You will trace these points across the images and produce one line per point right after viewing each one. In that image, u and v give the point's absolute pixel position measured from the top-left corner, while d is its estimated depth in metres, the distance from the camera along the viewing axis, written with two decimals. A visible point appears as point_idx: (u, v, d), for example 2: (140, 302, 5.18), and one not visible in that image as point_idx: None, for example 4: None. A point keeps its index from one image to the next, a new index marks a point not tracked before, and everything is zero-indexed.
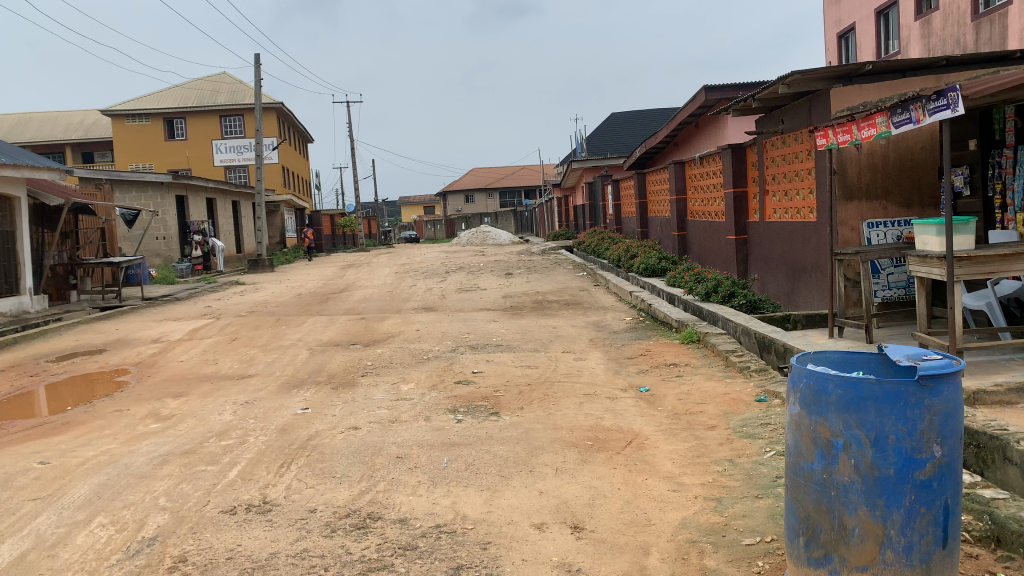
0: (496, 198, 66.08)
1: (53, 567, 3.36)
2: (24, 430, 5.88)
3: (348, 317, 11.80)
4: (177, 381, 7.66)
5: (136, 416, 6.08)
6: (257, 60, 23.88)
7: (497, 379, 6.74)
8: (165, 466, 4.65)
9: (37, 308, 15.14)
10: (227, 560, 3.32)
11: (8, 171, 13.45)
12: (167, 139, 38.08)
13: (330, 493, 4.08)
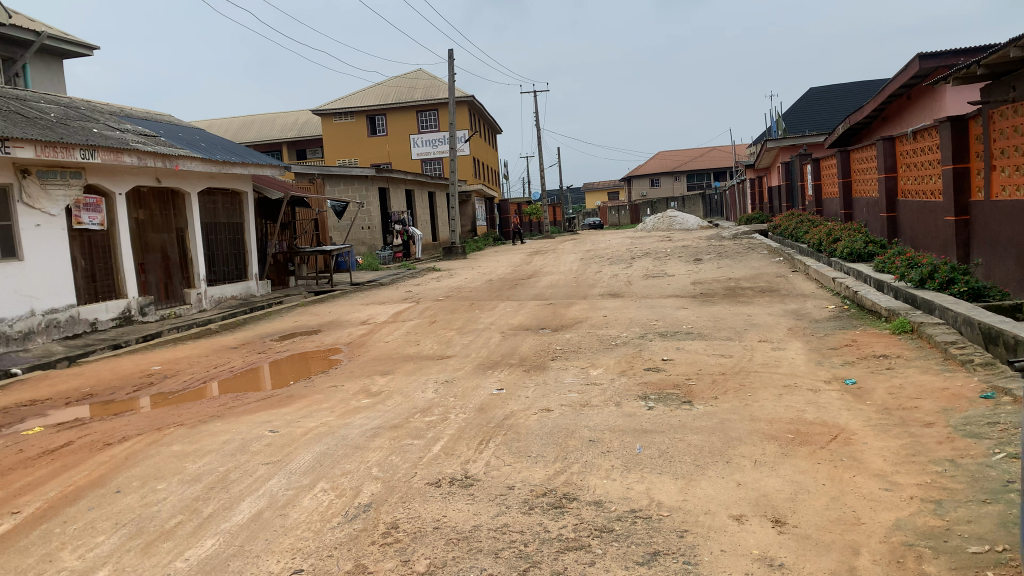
0: (683, 182, 64.59)
1: (285, 525, 3.75)
2: (256, 401, 6.58)
3: (537, 302, 12.08)
4: (384, 360, 8.23)
5: (350, 391, 6.61)
6: (451, 56, 25.02)
7: (689, 366, 6.63)
8: (377, 438, 5.02)
9: (262, 292, 16.78)
10: (434, 530, 3.53)
11: (237, 168, 15.02)
12: (370, 135, 40.69)
13: (527, 471, 4.22)
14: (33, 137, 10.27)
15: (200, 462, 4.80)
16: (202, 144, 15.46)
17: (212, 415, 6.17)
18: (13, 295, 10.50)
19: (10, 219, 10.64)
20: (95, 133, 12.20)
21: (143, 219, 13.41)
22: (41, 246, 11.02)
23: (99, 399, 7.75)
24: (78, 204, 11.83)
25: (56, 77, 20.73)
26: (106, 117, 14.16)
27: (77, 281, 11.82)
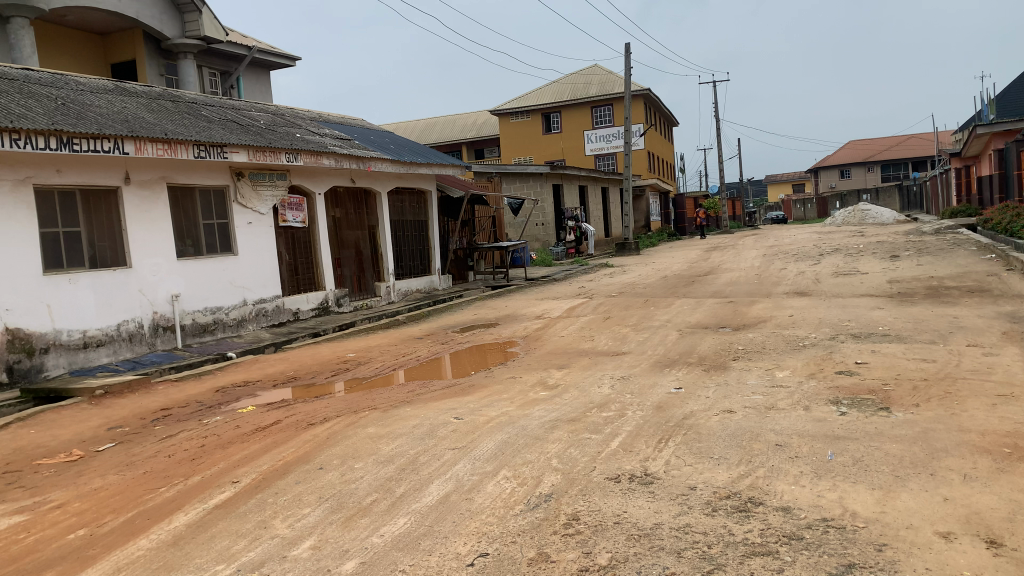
0: (877, 173, 60.25)
1: (471, 509, 3.91)
2: (441, 389, 6.89)
3: (716, 299, 11.77)
4: (561, 354, 8.34)
5: (529, 383, 6.77)
6: (627, 50, 24.84)
7: (885, 371, 6.20)
8: (556, 430, 5.10)
9: (444, 286, 17.53)
10: (615, 524, 3.54)
11: (422, 168, 15.83)
12: (545, 133, 41.25)
13: (709, 472, 4.13)
14: (248, 142, 11.32)
15: (392, 444, 5.11)
16: (391, 145, 16.38)
17: (401, 400, 6.54)
18: (230, 287, 11.65)
19: (227, 218, 11.81)
20: (299, 137, 13.25)
21: (339, 217, 14.42)
22: (252, 243, 12.15)
23: (301, 381, 8.45)
24: (284, 203, 12.93)
25: (265, 88, 22.73)
26: (308, 123, 15.34)
27: (283, 274, 12.91)
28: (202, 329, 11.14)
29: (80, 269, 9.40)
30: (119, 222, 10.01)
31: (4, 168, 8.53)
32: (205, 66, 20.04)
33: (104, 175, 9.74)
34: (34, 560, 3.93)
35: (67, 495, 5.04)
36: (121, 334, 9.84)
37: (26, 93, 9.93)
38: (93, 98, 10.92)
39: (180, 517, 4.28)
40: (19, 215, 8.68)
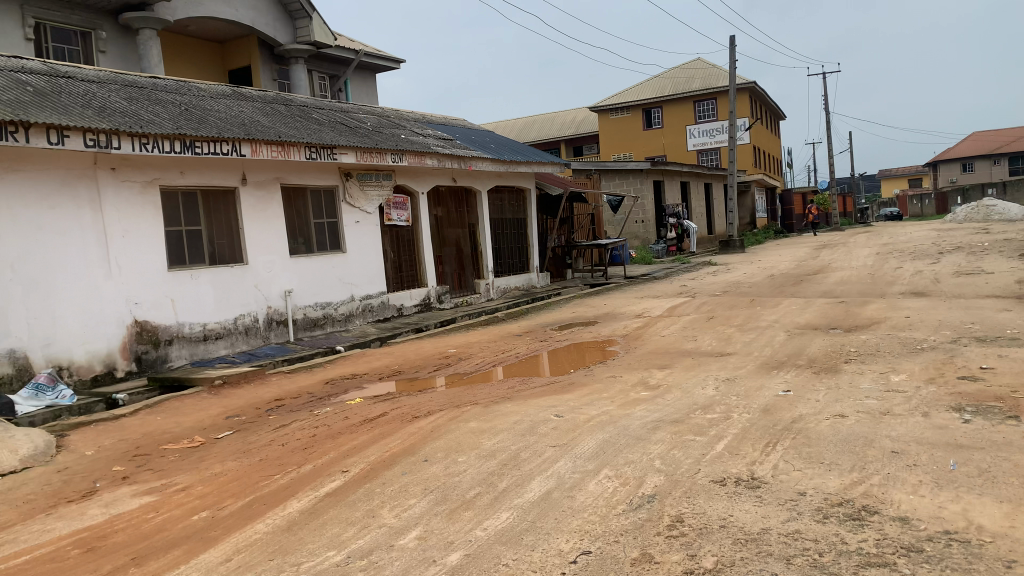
0: (1005, 166, 56.47)
1: (573, 506, 3.92)
2: (541, 387, 6.93)
3: (826, 300, 11.33)
4: (663, 354, 8.23)
5: (629, 383, 6.71)
6: (732, 42, 24.20)
7: (1014, 377, 5.82)
8: (658, 431, 5.04)
9: (543, 284, 17.60)
10: (721, 528, 3.47)
11: (522, 166, 15.96)
12: (646, 129, 40.71)
13: (819, 478, 3.99)
14: (355, 143, 11.68)
15: (494, 439, 5.18)
16: (492, 144, 16.56)
17: (503, 396, 6.62)
18: (338, 283, 12.07)
19: (335, 217, 12.24)
20: (403, 138, 13.58)
21: (441, 215, 14.70)
22: (359, 241, 12.55)
23: (405, 375, 8.68)
24: (389, 203, 13.29)
25: (371, 90, 23.39)
26: (412, 123, 15.70)
27: (387, 272, 13.28)
28: (313, 323, 11.59)
29: (201, 266, 9.95)
30: (237, 221, 10.53)
31: (134, 170, 9.13)
32: (315, 70, 20.82)
33: (224, 176, 10.27)
34: (162, 539, 4.21)
35: (191, 479, 5.35)
36: (238, 327, 10.35)
37: (153, 100, 10.58)
38: (213, 104, 11.53)
39: (294, 503, 4.48)
40: (147, 214, 9.27)
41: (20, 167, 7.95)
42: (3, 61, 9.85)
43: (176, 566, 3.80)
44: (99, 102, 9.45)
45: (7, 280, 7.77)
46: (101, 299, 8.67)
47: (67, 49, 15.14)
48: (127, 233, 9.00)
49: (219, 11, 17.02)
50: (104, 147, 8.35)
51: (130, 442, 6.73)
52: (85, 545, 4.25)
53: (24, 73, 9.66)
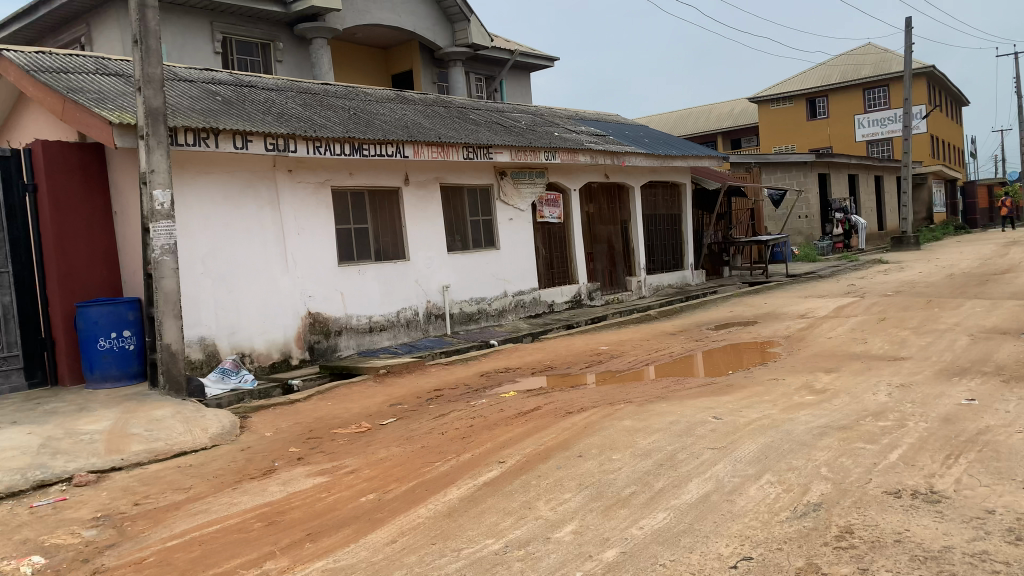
0: None
1: (733, 510, 3.81)
2: (698, 387, 6.78)
3: (1017, 302, 10.34)
4: (829, 357, 7.82)
5: (793, 386, 6.43)
6: (909, 24, 22.58)
7: None
8: (825, 438, 4.80)
9: (697, 282, 17.21)
10: (896, 543, 3.26)
11: (677, 161, 15.66)
12: (810, 119, 38.74)
13: (1011, 496, 3.66)
14: (511, 142, 11.91)
15: (650, 439, 5.13)
16: (646, 140, 16.35)
17: (658, 396, 6.53)
18: (493, 279, 12.35)
19: (491, 215, 12.54)
20: (557, 136, 13.68)
21: (594, 212, 14.70)
22: (513, 237, 12.79)
23: (558, 371, 8.76)
24: (542, 200, 13.44)
25: (525, 88, 23.71)
26: (566, 121, 15.78)
27: (540, 268, 13.44)
28: (468, 317, 11.92)
29: (367, 262, 10.48)
30: (399, 219, 11.02)
31: (308, 172, 9.75)
32: (472, 71, 21.40)
33: (388, 177, 10.77)
34: (334, 517, 4.49)
35: (359, 462, 5.67)
36: (400, 320, 10.83)
37: (325, 105, 11.26)
38: (379, 107, 12.10)
39: (454, 491, 4.64)
40: (320, 213, 9.88)
41: (210, 170, 8.70)
42: (196, 74, 10.80)
43: (346, 544, 4.04)
44: (277, 109, 10.17)
45: (199, 274, 8.54)
46: (279, 292, 9.34)
47: (250, 61, 16.40)
48: (302, 231, 9.64)
49: (384, 18, 17.82)
50: (282, 150, 8.98)
51: (304, 425, 7.22)
52: (267, 519, 4.61)
53: (214, 84, 10.55)
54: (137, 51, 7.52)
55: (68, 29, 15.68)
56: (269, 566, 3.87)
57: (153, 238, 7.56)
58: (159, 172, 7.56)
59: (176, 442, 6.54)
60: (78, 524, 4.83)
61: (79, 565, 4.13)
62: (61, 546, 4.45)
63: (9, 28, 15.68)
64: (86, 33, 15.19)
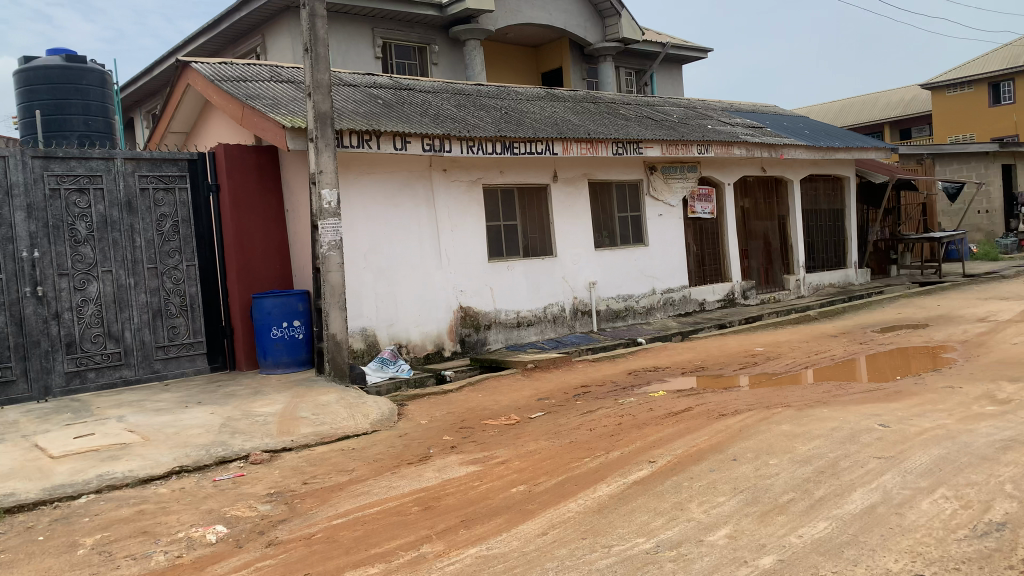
0: None
1: (903, 524, 3.59)
2: (863, 393, 6.41)
3: None
4: (1013, 365, 7.16)
5: (971, 395, 5.94)
6: None
7: None
8: (1009, 452, 4.42)
9: (861, 281, 16.25)
10: None
11: (840, 153, 14.86)
12: (992, 105, 35.53)
13: None
14: (662, 137, 11.73)
15: (810, 445, 4.91)
16: (806, 131, 15.60)
17: (818, 400, 6.23)
18: (641, 276, 12.22)
19: (640, 211, 12.40)
20: (710, 129, 13.33)
21: (748, 208, 14.20)
22: (663, 234, 12.60)
23: (709, 371, 8.54)
24: (694, 195, 13.16)
25: (677, 81, 23.22)
26: (719, 113, 15.34)
27: (690, 265, 13.15)
28: (616, 314, 11.85)
29: (516, 258, 10.67)
30: (548, 216, 11.13)
31: (461, 171, 10.04)
32: (622, 66, 21.26)
33: (538, 174, 10.90)
34: (487, 506, 4.61)
35: (509, 454, 5.79)
36: (547, 316, 10.94)
37: (478, 105, 11.53)
38: (529, 106, 12.26)
39: (604, 487, 4.64)
40: (472, 210, 10.16)
41: (372, 170, 9.15)
42: (359, 79, 11.37)
43: (499, 533, 4.15)
44: (433, 110, 10.54)
45: (361, 268, 9.00)
46: (434, 286, 9.69)
47: (407, 64, 17.07)
48: (455, 227, 9.94)
49: (535, 17, 18.01)
50: (438, 150, 9.29)
51: (456, 415, 7.45)
52: (423, 504, 4.80)
53: (374, 88, 11.06)
54: (308, 59, 8.02)
55: (246, 40, 16.94)
56: (426, 549, 4.04)
57: (321, 235, 8.04)
58: (327, 172, 8.03)
59: (339, 426, 6.94)
60: (254, 498, 5.24)
61: (256, 536, 4.48)
62: (240, 518, 4.85)
63: (195, 42, 17.15)
64: (262, 43, 16.36)
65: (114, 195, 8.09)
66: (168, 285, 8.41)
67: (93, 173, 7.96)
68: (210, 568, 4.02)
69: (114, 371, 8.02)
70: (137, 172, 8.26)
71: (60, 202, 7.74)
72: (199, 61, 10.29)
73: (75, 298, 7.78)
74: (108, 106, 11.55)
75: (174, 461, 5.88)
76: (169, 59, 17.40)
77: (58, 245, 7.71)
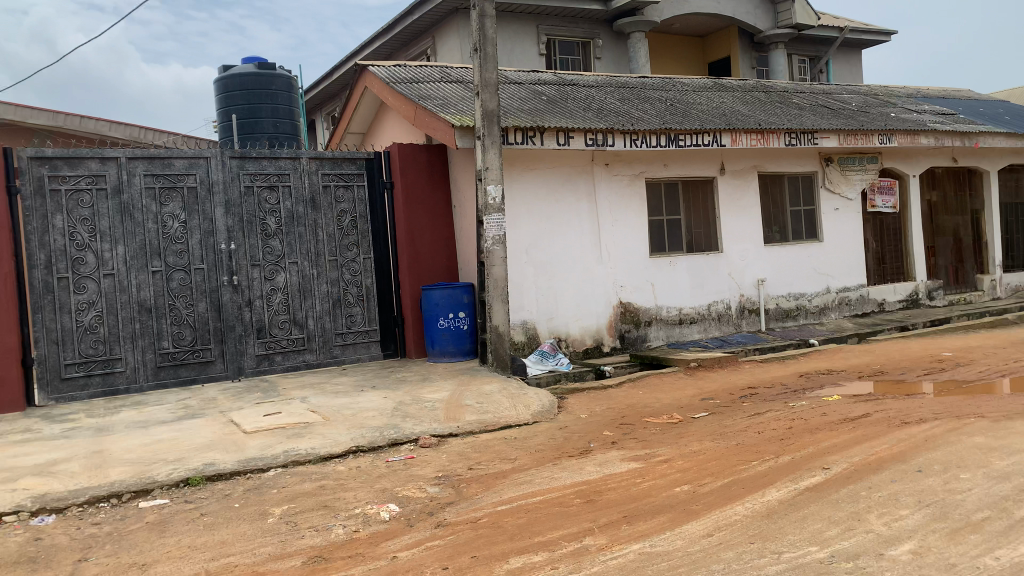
0: None
1: None
2: None
3: None
4: None
5: None
6: None
7: None
8: None
9: None
10: None
11: None
12: None
13: None
14: (839, 126, 11.08)
15: (1008, 460, 4.49)
16: (1007, 117, 14.19)
17: (1018, 412, 5.68)
18: (814, 273, 11.62)
19: (814, 204, 11.80)
20: (894, 117, 12.44)
21: (937, 201, 13.15)
22: (839, 229, 11.92)
23: (890, 376, 8.00)
24: (874, 187, 12.35)
25: (857, 66, 21.84)
26: (904, 100, 14.28)
27: (869, 263, 12.35)
28: (786, 314, 11.34)
29: (680, 253, 10.47)
30: (714, 210, 10.83)
31: (625, 165, 9.99)
32: (794, 53, 20.30)
33: (704, 167, 10.63)
34: (650, 503, 4.58)
35: (672, 452, 5.71)
36: (711, 313, 10.65)
37: (642, 98, 11.40)
38: (696, 97, 11.96)
39: (774, 492, 4.48)
40: (635, 204, 10.08)
41: (536, 166, 9.29)
42: (525, 76, 11.57)
43: (663, 531, 4.11)
44: (597, 104, 10.54)
45: (523, 263, 9.18)
46: (595, 281, 9.70)
47: (571, 59, 17.15)
48: (617, 222, 9.90)
49: (702, 6, 17.58)
50: (601, 145, 9.28)
51: (617, 411, 7.43)
52: (585, 497, 4.84)
53: (539, 84, 11.22)
54: (477, 59, 8.26)
55: (417, 43, 17.69)
56: (589, 541, 4.07)
57: (486, 229, 8.26)
58: (493, 168, 8.24)
59: (503, 415, 7.12)
60: (424, 480, 5.49)
61: (425, 517, 4.70)
62: (411, 498, 5.10)
63: (372, 46, 18.12)
64: (432, 45, 17.02)
65: (300, 192, 8.72)
66: (346, 276, 8.95)
67: (282, 172, 8.61)
68: (384, 544, 4.26)
69: (299, 355, 8.65)
70: (320, 170, 8.86)
71: (254, 198, 8.45)
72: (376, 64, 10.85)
73: (266, 286, 8.47)
74: (294, 109, 12.42)
75: (351, 441, 6.27)
76: (348, 64, 18.46)
77: (252, 238, 8.41)
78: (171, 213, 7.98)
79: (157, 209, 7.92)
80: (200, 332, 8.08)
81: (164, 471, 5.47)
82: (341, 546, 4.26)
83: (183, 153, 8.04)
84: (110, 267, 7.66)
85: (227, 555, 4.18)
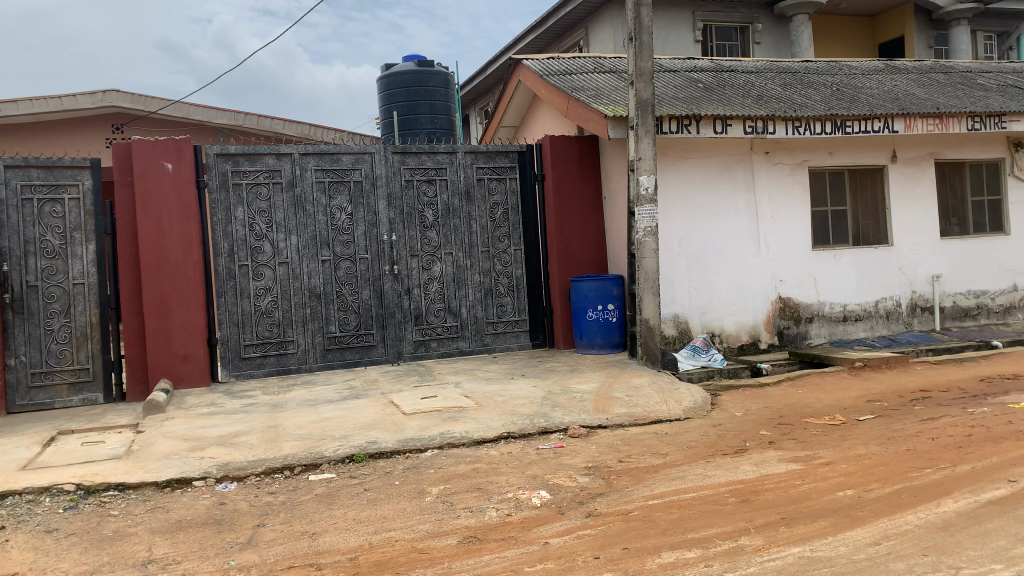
0: None
1: None
2: None
3: None
4: None
5: None
6: None
7: None
8: None
9: None
10: None
11: None
12: None
13: None
14: None
15: None
16: None
17: None
18: (999, 269, 10.67)
19: (1000, 194, 10.82)
20: None
21: None
22: None
23: None
24: None
25: None
26: None
27: None
28: (964, 313, 10.47)
29: (845, 246, 9.92)
30: (883, 201, 10.17)
31: (786, 153, 9.57)
32: (979, 30, 18.65)
33: (874, 154, 10.01)
34: (809, 506, 4.40)
35: (834, 455, 5.45)
36: (879, 311, 10.01)
37: (806, 83, 10.87)
38: (865, 80, 11.26)
39: (950, 503, 4.18)
40: (796, 195, 9.64)
41: (691, 155, 9.09)
42: (681, 63, 11.33)
43: (825, 536, 3.94)
44: (757, 90, 10.16)
45: (676, 254, 9.02)
46: (752, 274, 9.38)
47: (729, 45, 16.61)
48: (777, 213, 9.52)
49: None
50: (761, 132, 8.94)
51: (773, 410, 7.16)
52: (740, 496, 4.71)
53: (695, 72, 10.95)
54: (632, 47, 8.16)
55: (570, 35, 17.74)
56: (744, 541, 3.97)
57: (638, 221, 8.18)
58: (646, 159, 8.14)
59: (653, 409, 7.05)
60: (574, 469, 5.54)
61: (576, 505, 4.75)
62: (561, 486, 5.16)
63: (525, 40, 18.34)
64: (585, 36, 17.01)
65: (456, 185, 9.01)
66: (498, 267, 9.16)
67: (439, 165, 8.92)
68: (536, 529, 4.35)
69: (453, 342, 8.95)
70: (475, 163, 9.10)
71: (413, 191, 8.80)
72: (530, 58, 10.99)
73: (423, 276, 8.82)
74: (451, 105, 12.81)
75: (503, 427, 6.42)
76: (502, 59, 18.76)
77: (411, 230, 8.77)
78: (339, 206, 8.47)
79: (326, 202, 8.42)
80: (364, 318, 8.54)
81: (332, 447, 5.84)
82: (495, 528, 4.39)
83: (350, 149, 8.50)
84: (285, 256, 8.25)
85: (387, 529, 4.41)
